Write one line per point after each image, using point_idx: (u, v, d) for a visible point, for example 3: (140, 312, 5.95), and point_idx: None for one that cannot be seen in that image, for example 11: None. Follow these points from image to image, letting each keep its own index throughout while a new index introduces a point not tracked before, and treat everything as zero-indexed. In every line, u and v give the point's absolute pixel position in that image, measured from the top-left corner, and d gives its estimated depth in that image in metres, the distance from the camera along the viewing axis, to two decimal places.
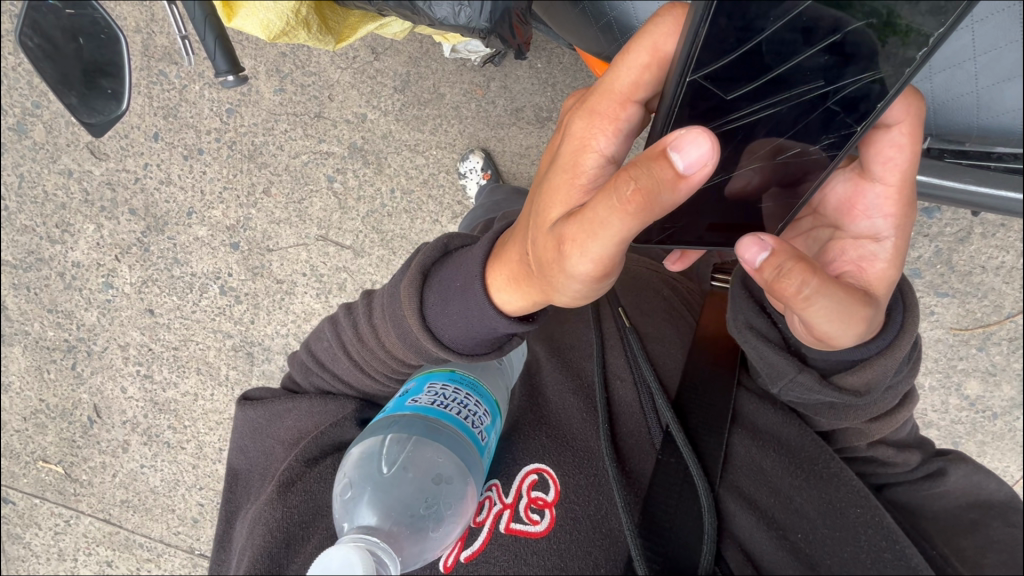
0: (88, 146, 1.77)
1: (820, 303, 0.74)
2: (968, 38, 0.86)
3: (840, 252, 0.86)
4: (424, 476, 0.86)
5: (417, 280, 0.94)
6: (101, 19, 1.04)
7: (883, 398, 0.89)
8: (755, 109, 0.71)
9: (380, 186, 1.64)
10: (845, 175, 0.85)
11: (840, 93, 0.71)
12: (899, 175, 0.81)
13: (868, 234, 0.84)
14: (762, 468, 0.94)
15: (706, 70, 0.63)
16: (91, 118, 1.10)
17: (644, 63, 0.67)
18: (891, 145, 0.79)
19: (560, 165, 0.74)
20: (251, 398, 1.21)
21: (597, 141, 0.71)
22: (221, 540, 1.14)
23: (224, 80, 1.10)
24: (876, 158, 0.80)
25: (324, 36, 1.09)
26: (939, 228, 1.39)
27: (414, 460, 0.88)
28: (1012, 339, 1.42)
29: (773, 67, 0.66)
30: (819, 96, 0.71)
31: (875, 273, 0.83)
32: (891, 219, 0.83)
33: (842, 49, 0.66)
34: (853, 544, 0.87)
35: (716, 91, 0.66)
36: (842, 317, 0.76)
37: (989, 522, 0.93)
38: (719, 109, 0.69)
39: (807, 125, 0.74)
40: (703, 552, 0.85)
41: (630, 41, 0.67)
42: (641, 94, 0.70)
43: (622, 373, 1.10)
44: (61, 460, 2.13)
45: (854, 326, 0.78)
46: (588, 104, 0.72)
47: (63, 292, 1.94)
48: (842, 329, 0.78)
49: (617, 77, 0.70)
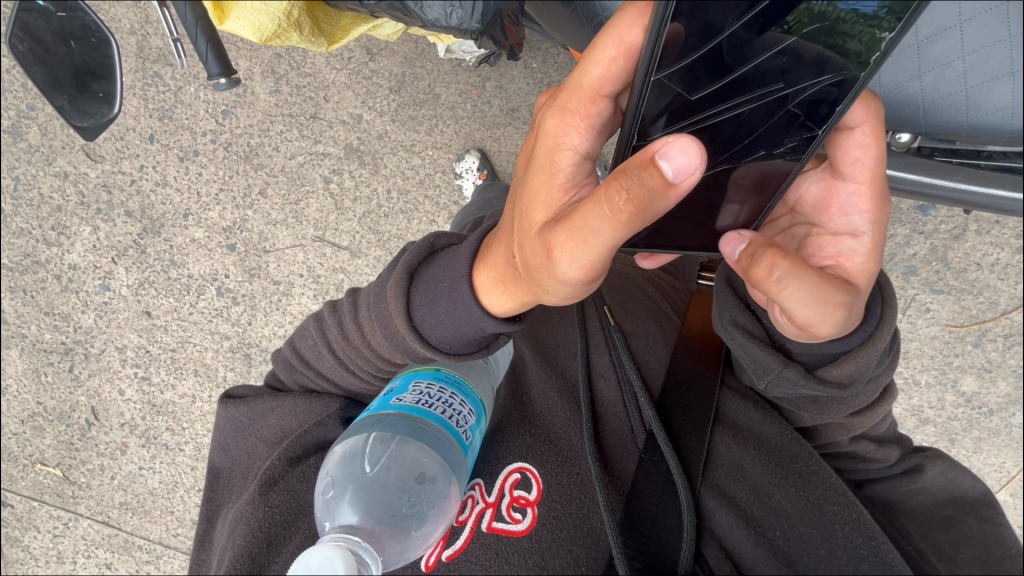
0: (83, 148, 1.76)
1: (793, 286, 0.74)
2: (957, 36, 0.85)
3: (820, 250, 0.87)
4: (407, 476, 0.87)
5: (405, 280, 0.94)
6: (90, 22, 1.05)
7: (854, 399, 0.89)
8: (720, 112, 0.72)
9: (376, 187, 1.63)
10: (816, 175, 0.87)
11: (800, 95, 0.72)
12: (868, 172, 0.82)
13: (846, 231, 0.84)
14: (743, 467, 0.95)
15: (669, 70, 0.65)
16: (83, 121, 1.10)
17: (611, 56, 0.66)
18: (858, 146, 0.80)
19: (537, 165, 0.73)
20: (234, 395, 1.21)
21: (570, 138, 0.71)
22: (202, 539, 1.14)
23: (217, 83, 1.10)
24: (844, 159, 0.82)
25: (316, 38, 1.09)
26: (934, 226, 1.40)
27: (398, 460, 0.88)
28: (1007, 336, 1.43)
29: (734, 68, 0.68)
30: (780, 97, 0.72)
31: (855, 267, 0.83)
32: (867, 216, 0.83)
33: (798, 54, 0.68)
34: (830, 541, 0.87)
35: (681, 90, 0.68)
36: (817, 300, 0.75)
37: (962, 518, 0.93)
38: (684, 110, 0.70)
39: (770, 127, 0.75)
40: (682, 549, 0.85)
41: (597, 35, 0.66)
42: (610, 88, 0.69)
43: (607, 373, 1.11)
44: (60, 463, 2.13)
45: (831, 314, 0.77)
46: (559, 101, 0.71)
47: (60, 294, 1.94)
48: (813, 315, 0.76)
49: (585, 73, 0.68)
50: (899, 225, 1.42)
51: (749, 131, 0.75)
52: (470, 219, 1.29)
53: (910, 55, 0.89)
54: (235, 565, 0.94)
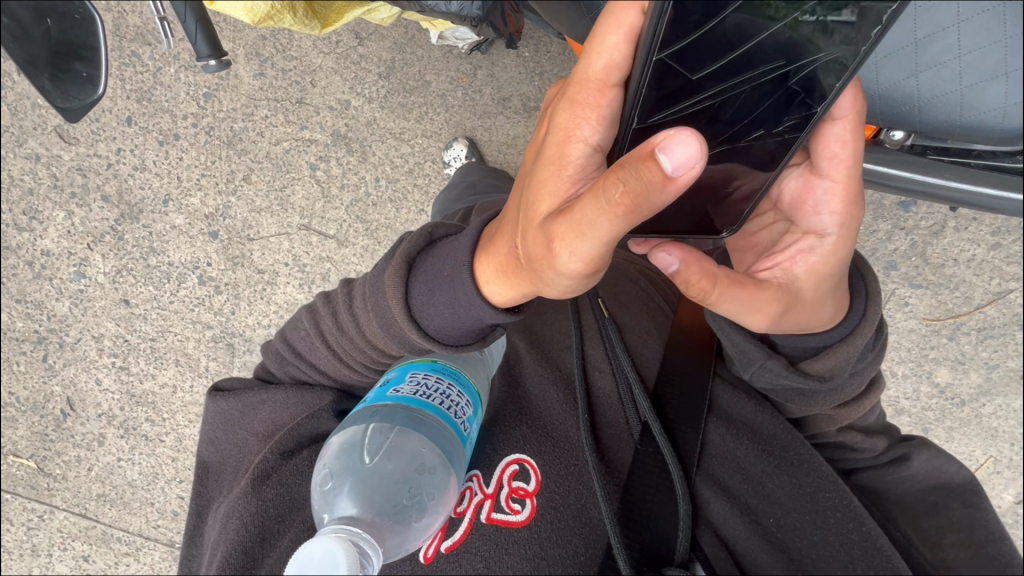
0: (56, 129, 1.69)
1: (722, 303, 0.84)
2: (954, 37, 0.87)
3: (788, 245, 0.88)
4: (406, 466, 0.87)
5: (403, 270, 0.93)
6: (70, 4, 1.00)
7: (838, 388, 0.92)
8: (721, 91, 0.73)
9: (364, 174, 1.60)
10: (797, 171, 0.87)
11: (801, 72, 0.73)
12: (845, 171, 0.83)
13: (815, 230, 0.87)
14: (737, 457, 0.97)
15: (671, 48, 0.65)
16: (66, 101, 1.01)
17: (618, 46, 0.65)
18: (836, 140, 0.81)
19: (545, 156, 0.73)
20: (222, 388, 1.19)
21: (580, 129, 0.71)
22: (192, 534, 1.12)
23: (207, 64, 1.06)
24: (823, 154, 0.83)
25: (309, 20, 1.06)
26: (915, 222, 1.43)
27: (398, 450, 0.88)
28: (980, 329, 1.48)
29: (737, 44, 0.68)
30: (780, 76, 0.73)
31: (813, 268, 0.86)
32: (837, 216, 0.85)
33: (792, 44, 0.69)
34: (822, 527, 0.90)
35: (682, 67, 0.68)
36: (747, 312, 0.85)
37: (948, 504, 0.97)
38: (685, 88, 0.70)
39: (769, 107, 0.76)
40: (679, 538, 0.87)
41: (604, 25, 0.65)
42: (617, 78, 0.68)
43: (602, 365, 1.11)
44: (34, 454, 2.08)
45: (763, 321, 0.86)
46: (569, 91, 0.71)
47: (33, 282, 1.88)
48: (749, 321, 0.86)
49: (593, 62, 0.68)
50: (882, 221, 1.45)
51: (748, 111, 0.76)
52: (460, 209, 1.27)
53: (908, 54, 0.91)
54: (229, 560, 0.93)
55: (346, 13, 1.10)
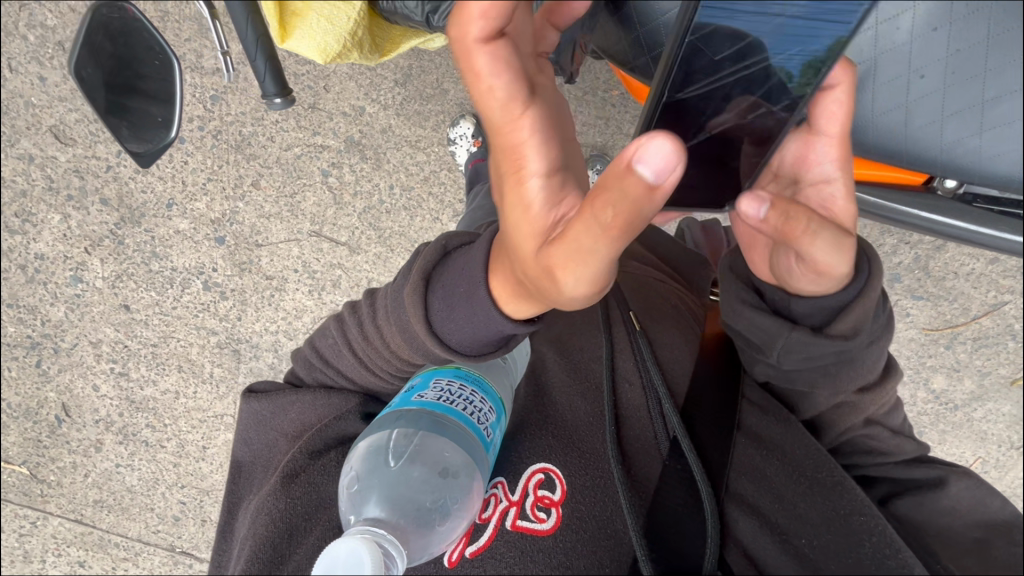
0: (50, 129, 1.62)
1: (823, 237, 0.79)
2: (1014, 101, 0.93)
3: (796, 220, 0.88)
4: (429, 470, 0.87)
5: (422, 285, 0.94)
6: (142, 57, 0.95)
7: (864, 392, 0.97)
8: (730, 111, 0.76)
9: (378, 182, 1.58)
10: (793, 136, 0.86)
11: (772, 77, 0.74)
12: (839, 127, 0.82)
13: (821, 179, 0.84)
14: (765, 474, 1.01)
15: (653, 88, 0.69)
16: (140, 147, 0.99)
17: None
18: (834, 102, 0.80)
19: None
20: (256, 390, 1.18)
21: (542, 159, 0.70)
22: (222, 532, 1.12)
23: (273, 104, 1.03)
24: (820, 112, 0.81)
25: (372, 54, 1.05)
26: (919, 237, 1.48)
27: (422, 454, 0.88)
28: (975, 339, 1.54)
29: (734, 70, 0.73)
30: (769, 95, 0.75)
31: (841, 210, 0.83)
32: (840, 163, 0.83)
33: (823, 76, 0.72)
34: (855, 551, 0.92)
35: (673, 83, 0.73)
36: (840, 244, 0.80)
37: (993, 541, 0.99)
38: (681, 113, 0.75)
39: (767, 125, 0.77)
40: (707, 553, 0.90)
41: None
42: None
43: (629, 378, 1.14)
44: (26, 461, 2.03)
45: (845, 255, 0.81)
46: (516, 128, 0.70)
47: (25, 286, 1.81)
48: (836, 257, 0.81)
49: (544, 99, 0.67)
50: (888, 235, 1.50)
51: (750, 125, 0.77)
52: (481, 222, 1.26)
53: (974, 113, 0.95)
54: (256, 558, 0.92)
55: (403, 44, 1.09)
